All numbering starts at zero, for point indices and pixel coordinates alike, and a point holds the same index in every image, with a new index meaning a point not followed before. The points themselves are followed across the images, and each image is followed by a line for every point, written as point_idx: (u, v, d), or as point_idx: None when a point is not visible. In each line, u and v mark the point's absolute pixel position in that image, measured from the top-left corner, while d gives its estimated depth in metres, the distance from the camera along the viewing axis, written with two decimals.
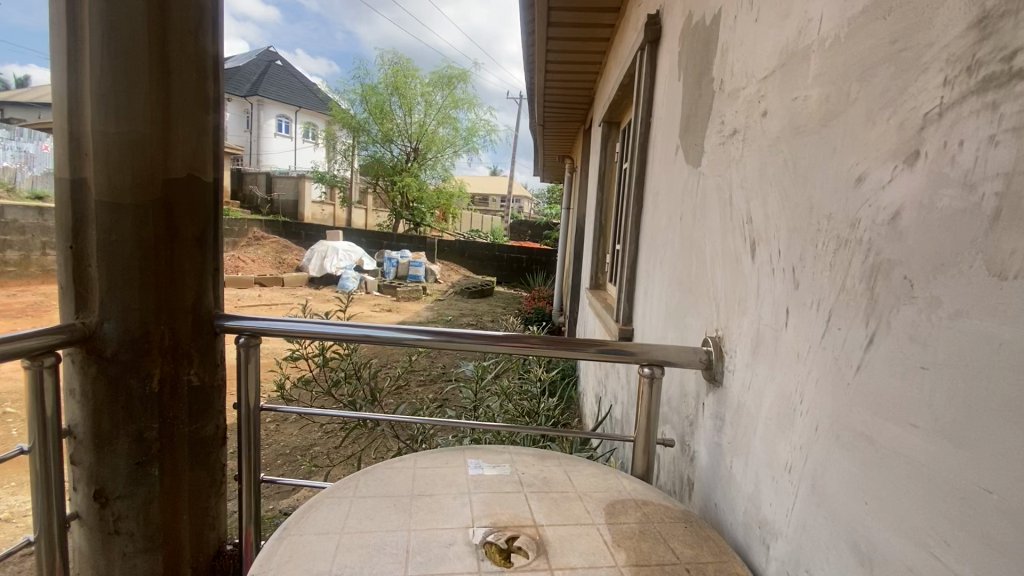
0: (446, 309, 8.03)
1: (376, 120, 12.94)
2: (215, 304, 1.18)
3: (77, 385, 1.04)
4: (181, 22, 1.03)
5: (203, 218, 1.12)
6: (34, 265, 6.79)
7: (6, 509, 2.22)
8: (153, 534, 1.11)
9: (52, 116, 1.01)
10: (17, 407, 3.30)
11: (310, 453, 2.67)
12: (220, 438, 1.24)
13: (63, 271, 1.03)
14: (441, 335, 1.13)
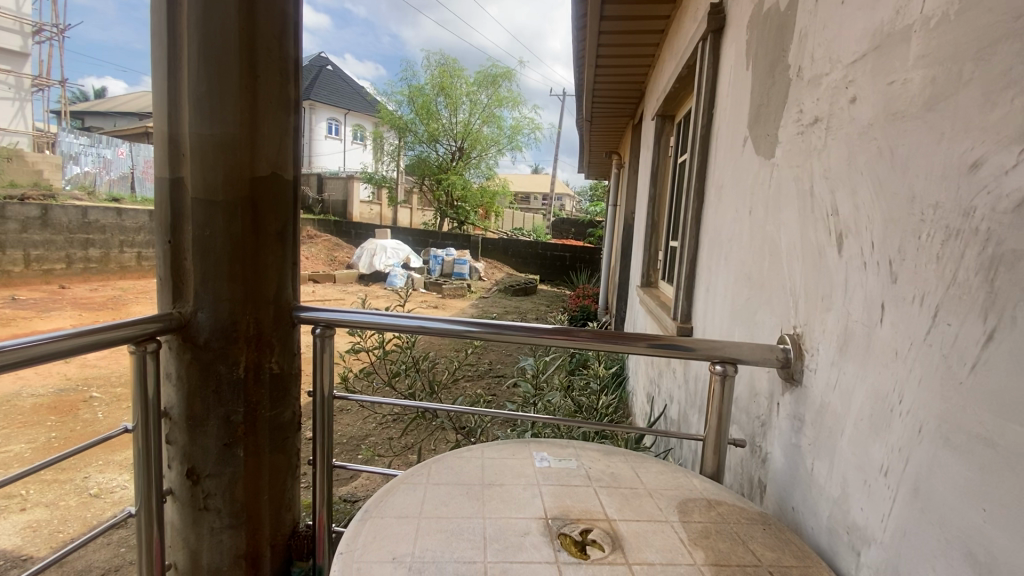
0: (490, 306, 8.10)
1: (422, 121, 13.18)
2: (294, 297, 1.24)
3: (173, 369, 1.12)
4: (267, 27, 1.09)
5: (285, 214, 1.18)
6: (113, 261, 7.33)
7: (95, 486, 2.41)
8: (238, 512, 1.17)
9: (154, 121, 1.09)
10: (102, 391, 3.58)
11: (367, 443, 2.76)
12: (296, 423, 1.30)
13: (162, 265, 1.11)
14: (493, 328, 1.14)
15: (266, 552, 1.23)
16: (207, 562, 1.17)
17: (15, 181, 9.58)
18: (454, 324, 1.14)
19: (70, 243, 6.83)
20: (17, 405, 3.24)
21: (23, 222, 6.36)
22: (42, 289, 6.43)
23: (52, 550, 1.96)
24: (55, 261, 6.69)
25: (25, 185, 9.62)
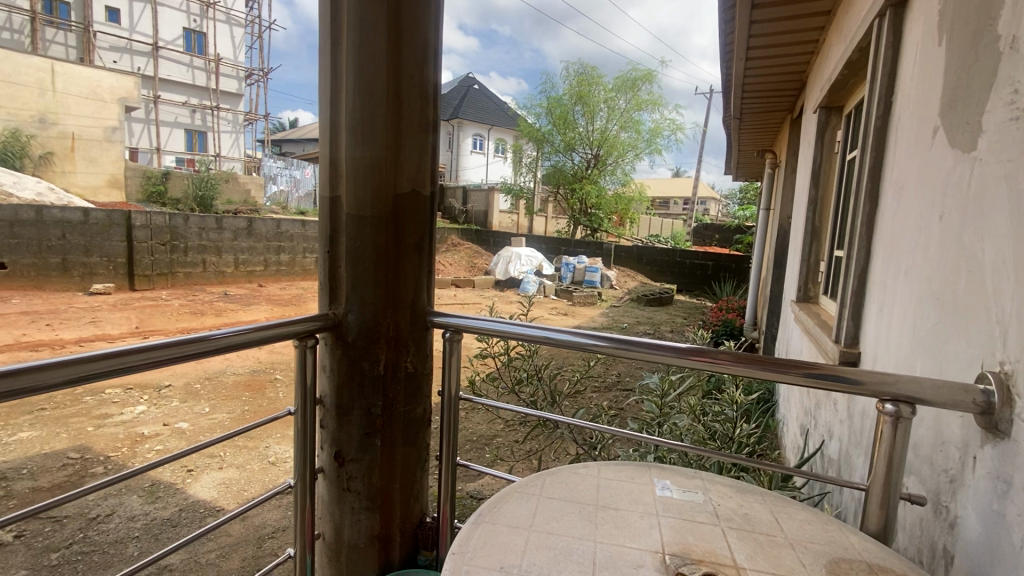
0: (623, 316, 7.89)
1: (559, 130, 13.39)
2: (428, 302, 1.33)
3: (327, 363, 1.28)
4: (411, 56, 1.19)
5: (422, 226, 1.28)
6: (298, 265, 8.69)
7: (274, 455, 2.86)
8: (374, 495, 1.29)
9: (320, 148, 1.26)
10: (284, 374, 4.27)
11: (494, 444, 2.87)
12: (426, 420, 1.40)
13: (323, 271, 1.28)
14: (609, 340, 1.10)
15: (396, 537, 1.34)
16: (348, 537, 1.30)
17: (232, 199, 11.91)
18: (571, 334, 1.12)
19: (267, 249, 8.25)
20: (225, 381, 4.01)
21: (235, 232, 7.82)
22: (246, 286, 7.89)
23: (238, 505, 2.37)
24: (256, 264, 8.15)
25: (239, 202, 11.91)
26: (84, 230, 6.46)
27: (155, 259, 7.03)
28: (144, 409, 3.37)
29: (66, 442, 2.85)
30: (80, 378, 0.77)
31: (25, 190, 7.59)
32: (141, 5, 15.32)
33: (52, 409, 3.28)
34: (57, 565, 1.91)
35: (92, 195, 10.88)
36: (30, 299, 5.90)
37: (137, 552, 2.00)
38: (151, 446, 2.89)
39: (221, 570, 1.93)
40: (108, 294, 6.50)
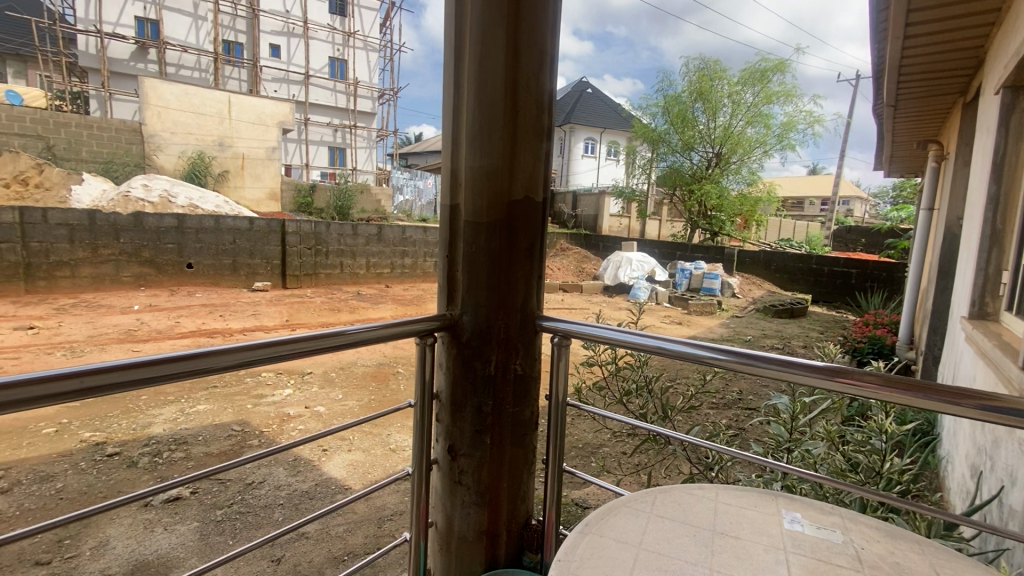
0: (746, 327, 7.29)
1: (677, 130, 12.75)
2: (538, 306, 1.35)
3: (444, 361, 1.35)
4: (528, 66, 1.22)
5: (534, 232, 1.30)
6: (419, 267, 9.34)
7: (395, 443, 3.10)
8: (483, 491, 1.33)
9: (442, 158, 1.34)
10: (406, 368, 4.61)
11: (601, 454, 2.82)
12: (534, 423, 1.41)
13: (441, 274, 1.35)
14: (729, 354, 1.02)
15: (503, 535, 1.37)
16: (459, 529, 1.36)
17: (365, 208, 13.18)
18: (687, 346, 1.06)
19: (393, 253, 8.98)
20: (356, 371, 4.44)
21: (367, 238, 8.61)
22: (375, 287, 8.67)
23: (363, 486, 2.61)
24: (383, 266, 8.91)
25: (371, 211, 13.15)
26: (250, 236, 7.57)
27: (303, 261, 8.02)
28: (291, 392, 3.85)
29: (231, 416, 3.36)
30: (241, 363, 0.90)
31: (209, 203, 9.12)
32: (297, 40, 17.68)
33: (222, 387, 3.89)
34: (221, 520, 2.26)
35: (256, 206, 12.82)
36: (209, 293, 7.06)
37: (281, 518, 2.30)
38: (294, 426, 3.29)
39: (348, 544, 2.13)
40: (266, 292, 7.54)
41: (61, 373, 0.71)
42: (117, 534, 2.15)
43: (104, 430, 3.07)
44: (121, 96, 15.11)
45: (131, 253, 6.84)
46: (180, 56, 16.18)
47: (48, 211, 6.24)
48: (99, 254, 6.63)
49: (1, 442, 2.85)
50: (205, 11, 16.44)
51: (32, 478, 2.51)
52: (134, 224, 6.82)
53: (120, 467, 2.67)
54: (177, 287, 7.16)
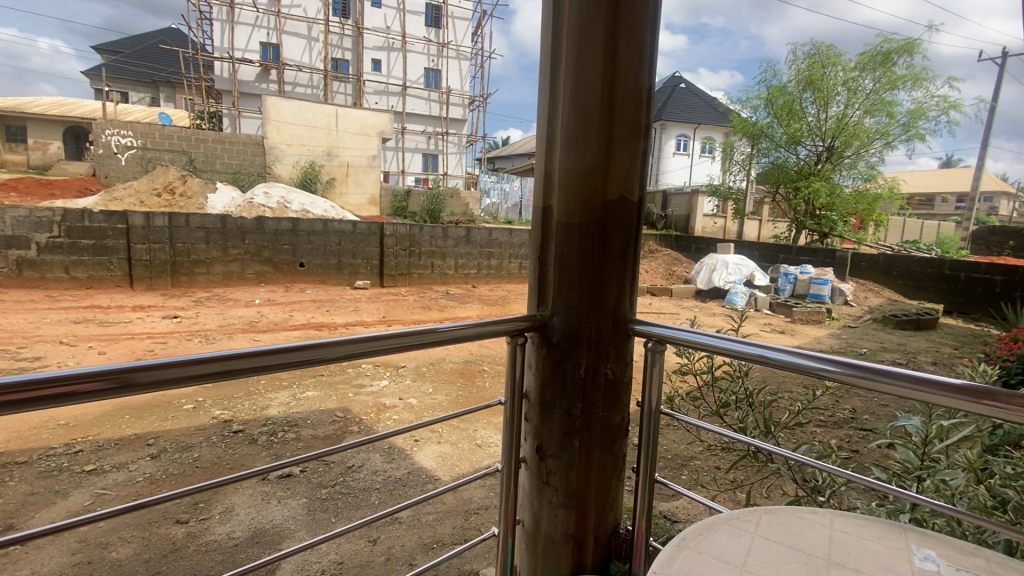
0: (861, 339, 6.56)
1: (781, 123, 11.76)
2: (630, 309, 1.31)
3: (533, 360, 1.35)
4: (626, 64, 1.19)
5: (628, 233, 1.26)
6: (504, 269, 9.52)
7: (482, 439, 3.18)
8: (570, 495, 1.32)
9: (537, 161, 1.34)
10: (492, 367, 4.71)
11: (691, 467, 2.68)
12: (625, 429, 1.37)
13: (533, 275, 1.36)
14: (849, 366, 0.91)
15: (590, 540, 1.35)
16: (546, 529, 1.36)
17: (454, 211, 13.70)
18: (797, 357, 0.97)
19: (480, 254, 9.23)
20: (445, 367, 4.63)
21: (456, 240, 8.92)
22: (463, 287, 8.97)
23: (451, 478, 2.70)
24: (471, 267, 9.20)
25: (460, 214, 13.66)
26: (352, 238, 8.16)
27: (398, 262, 8.51)
28: (387, 383, 4.11)
29: (334, 403, 3.65)
30: (342, 356, 0.97)
31: (318, 208, 10.00)
32: (396, 53, 18.84)
33: (327, 375, 4.24)
34: (326, 499, 2.46)
35: (358, 211, 13.84)
36: (317, 290, 7.72)
37: (377, 502, 2.45)
38: (390, 415, 3.50)
39: (438, 532, 2.22)
40: (365, 290, 8.10)
41: (195, 359, 0.81)
42: (240, 502, 2.42)
43: (231, 409, 3.47)
44: (247, 113, 17.03)
45: (254, 253, 7.67)
46: (296, 75, 17.90)
47: (189, 217, 7.12)
48: (229, 254, 7.50)
49: (153, 414, 3.33)
50: (317, 33, 18.05)
51: (175, 447, 2.90)
52: (257, 227, 7.63)
53: (243, 443, 3.00)
54: (291, 284, 7.91)
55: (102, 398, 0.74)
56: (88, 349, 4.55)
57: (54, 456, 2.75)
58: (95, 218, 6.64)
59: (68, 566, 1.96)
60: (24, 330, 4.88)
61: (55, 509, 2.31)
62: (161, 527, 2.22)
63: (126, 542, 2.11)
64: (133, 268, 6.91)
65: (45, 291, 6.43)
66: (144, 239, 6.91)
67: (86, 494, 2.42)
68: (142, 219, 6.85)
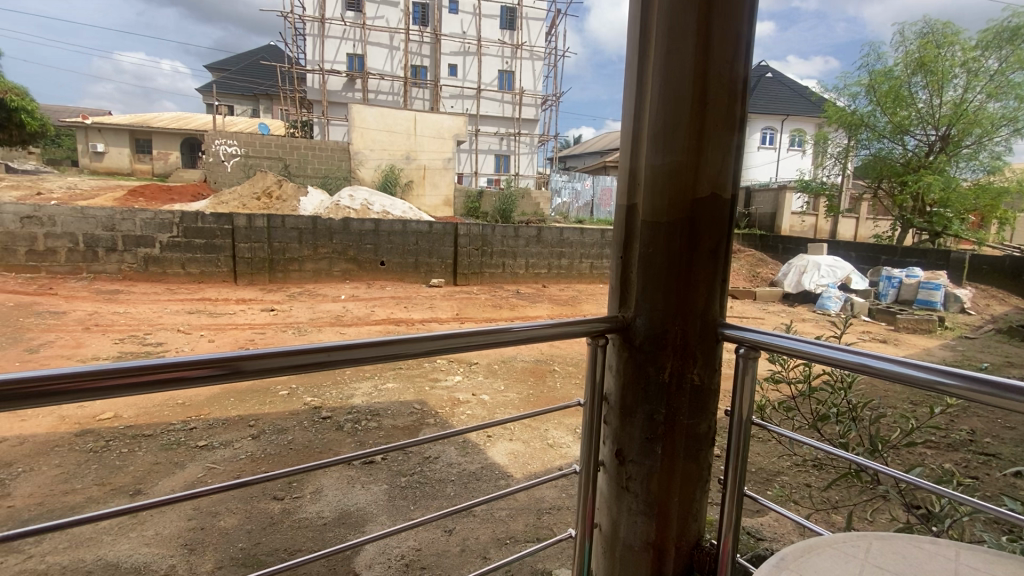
0: (980, 351, 5.80)
1: (886, 111, 10.60)
2: (720, 313, 1.25)
3: (615, 363, 1.32)
4: (721, 54, 1.13)
5: (720, 232, 1.20)
6: (575, 269, 9.44)
7: (553, 439, 3.17)
8: (652, 502, 1.27)
9: (621, 158, 1.31)
10: (562, 367, 4.68)
11: (778, 483, 2.50)
12: (711, 438, 1.31)
13: (615, 276, 1.32)
14: (974, 382, 0.81)
15: (670, 552, 1.29)
16: (625, 536, 1.32)
17: (526, 211, 13.82)
18: (904, 366, 0.88)
19: (551, 254, 9.21)
20: (516, 366, 4.65)
21: (528, 240, 8.96)
22: (533, 286, 9.01)
23: (523, 476, 2.72)
24: (542, 267, 9.20)
25: (531, 214, 13.75)
26: (428, 238, 8.45)
27: (471, 261, 8.71)
28: (460, 379, 4.22)
29: (412, 396, 3.80)
30: (424, 351, 1.02)
31: (397, 210, 10.49)
32: (471, 57, 19.32)
33: (406, 368, 4.43)
34: (405, 487, 2.57)
35: (433, 212, 14.38)
36: (396, 288, 8.10)
37: (453, 493, 2.52)
38: (463, 410, 3.60)
39: (511, 528, 2.25)
40: (440, 287, 8.37)
41: (293, 351, 0.88)
42: (328, 484, 2.59)
43: (320, 396, 3.72)
44: (335, 121, 18.20)
45: (340, 252, 8.17)
46: (378, 83, 18.87)
47: (284, 218, 7.72)
48: (318, 252, 8.04)
49: (253, 398, 3.64)
50: (398, 42, 18.93)
51: (272, 429, 3.17)
52: (343, 228, 8.12)
53: (331, 429, 3.21)
54: (372, 281, 8.35)
55: (211, 383, 0.82)
56: (200, 337, 5.08)
57: (173, 431, 3.10)
58: (207, 220, 7.39)
59: (184, 531, 2.19)
60: (148, 319, 5.54)
61: (174, 478, 2.60)
62: (260, 502, 2.43)
63: (231, 512, 2.33)
64: (237, 265, 7.61)
65: (166, 284, 7.26)
66: (246, 239, 7.59)
67: (199, 467, 2.71)
68: (245, 220, 7.54)
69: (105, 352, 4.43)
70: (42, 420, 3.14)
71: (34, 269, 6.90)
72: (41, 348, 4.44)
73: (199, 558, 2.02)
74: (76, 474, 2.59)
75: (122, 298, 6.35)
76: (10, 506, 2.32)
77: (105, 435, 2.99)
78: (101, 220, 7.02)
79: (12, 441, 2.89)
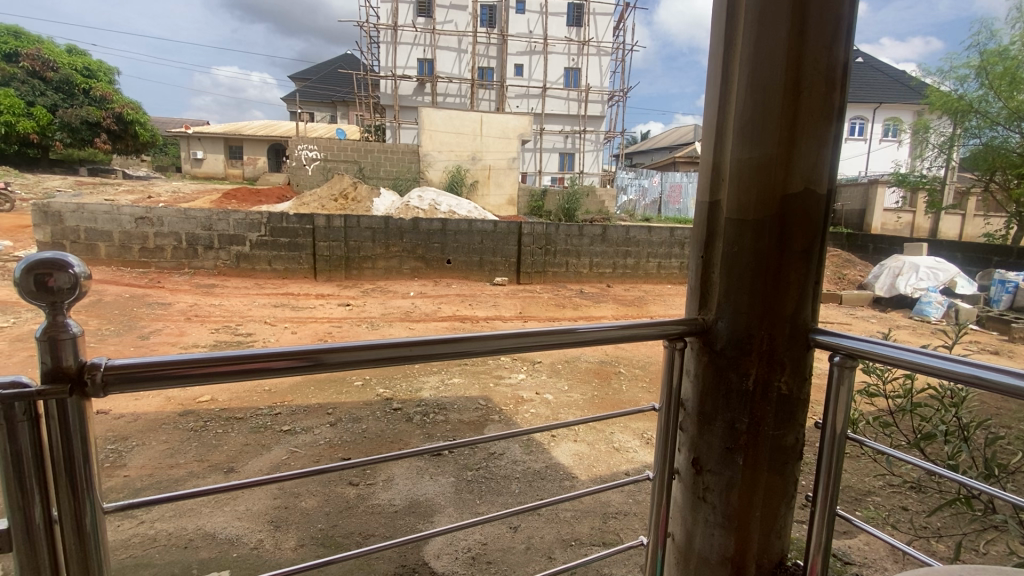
0: None
1: (999, 96, 9.21)
2: (811, 318, 1.16)
3: (692, 368, 1.26)
4: (819, 39, 1.06)
5: (814, 230, 1.12)
6: (641, 268, 9.18)
7: (618, 443, 3.10)
8: (731, 515, 1.21)
9: (703, 154, 1.26)
10: (628, 369, 4.56)
11: (867, 504, 2.31)
12: (799, 452, 1.22)
13: (694, 276, 1.26)
14: None
15: (751, 568, 1.22)
16: (700, 549, 1.26)
17: (590, 210, 13.65)
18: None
19: (617, 253, 9.02)
20: (580, 365, 4.59)
21: (592, 238, 8.83)
22: (597, 286, 8.86)
23: (589, 479, 2.69)
24: (606, 266, 9.03)
25: (595, 212, 13.56)
26: (493, 237, 8.55)
27: (535, 259, 8.72)
28: (524, 377, 4.24)
29: (477, 391, 3.87)
30: (496, 350, 1.03)
31: (462, 209, 10.73)
32: (538, 56, 19.36)
33: (471, 364, 4.50)
34: (471, 480, 2.62)
35: (497, 211, 14.56)
36: (461, 286, 8.27)
37: (518, 491, 2.54)
38: (527, 408, 3.60)
39: (575, 531, 2.23)
40: (503, 286, 8.44)
41: (370, 345, 0.92)
42: (398, 473, 2.69)
43: (391, 388, 3.88)
44: (406, 124, 18.89)
45: (409, 251, 8.46)
46: (446, 86, 19.37)
47: (359, 219, 8.12)
48: (390, 250, 8.37)
49: (330, 387, 3.87)
50: (466, 44, 19.32)
51: (348, 417, 3.35)
52: (413, 227, 8.39)
53: (401, 420, 3.34)
54: (439, 279, 8.58)
55: (295, 372, 0.87)
56: (284, 329, 5.45)
57: (261, 415, 3.35)
58: (290, 220, 7.92)
59: (271, 508, 2.36)
60: (239, 312, 6.02)
61: (262, 459, 2.81)
62: (337, 486, 2.56)
63: (311, 494, 2.48)
64: (316, 262, 8.11)
65: (254, 279, 7.86)
66: (325, 238, 8.06)
67: (283, 450, 2.91)
68: (324, 220, 8.01)
69: (203, 341, 4.87)
70: (151, 399, 3.50)
71: (145, 265, 7.72)
72: (150, 335, 4.96)
73: (284, 535, 2.17)
74: (179, 450, 2.88)
75: (217, 291, 6.95)
76: (127, 475, 2.62)
77: (204, 416, 3.30)
78: (201, 221, 7.71)
79: (128, 417, 3.25)
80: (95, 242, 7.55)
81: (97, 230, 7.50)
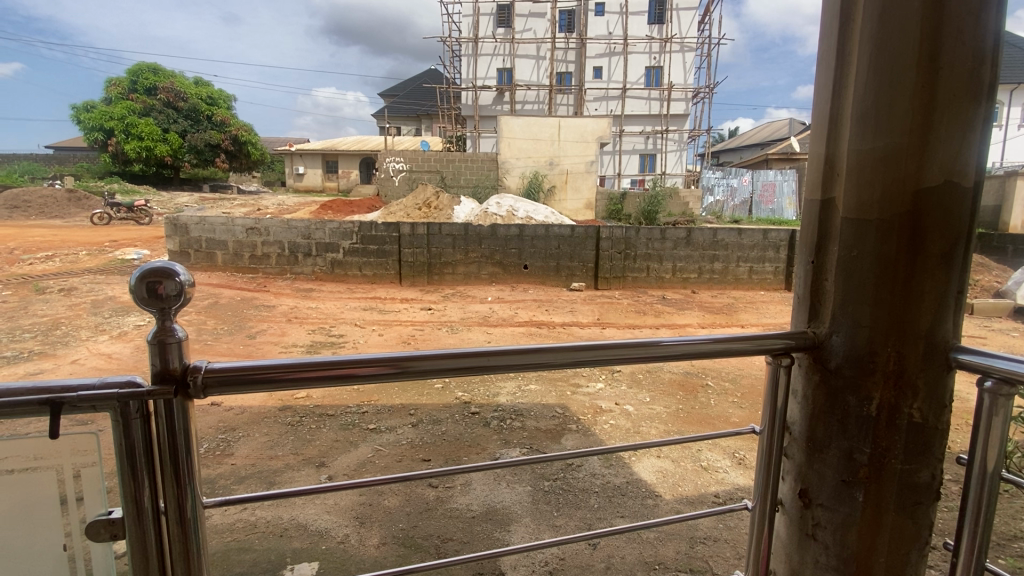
0: None
1: None
2: (952, 333, 0.99)
3: (800, 388, 1.12)
4: (961, 8, 0.90)
5: (956, 231, 0.95)
6: (730, 274, 8.60)
7: (707, 461, 2.91)
8: (848, 559, 1.05)
9: (813, 146, 1.12)
10: (716, 381, 4.27)
11: (1017, 552, 1.95)
12: (935, 490, 1.04)
13: (801, 284, 1.13)
14: None
15: None
16: None
17: (672, 212, 13.17)
18: None
19: (702, 257, 8.54)
20: (662, 375, 4.38)
21: (676, 242, 8.46)
22: (681, 292, 8.43)
23: (673, 498, 2.53)
24: (691, 271, 8.58)
25: (678, 215, 13.05)
26: (570, 242, 8.44)
27: (614, 265, 8.47)
28: (603, 386, 4.11)
29: (555, 399, 3.81)
30: (577, 361, 0.97)
31: (539, 214, 10.80)
32: (617, 57, 19.09)
33: (550, 371, 4.44)
34: (549, 491, 2.56)
35: (575, 216, 14.57)
36: (537, 291, 8.26)
37: (597, 505, 2.44)
38: (606, 419, 3.48)
39: (658, 553, 2.09)
40: (581, 292, 8.31)
41: (454, 354, 0.91)
42: (476, 478, 2.69)
43: (470, 392, 3.92)
44: (486, 133, 19.37)
45: (488, 256, 8.56)
46: (525, 94, 19.50)
47: (441, 226, 8.36)
48: (469, 256, 8.54)
49: (412, 389, 3.99)
50: (545, 51, 19.46)
51: (428, 419, 3.43)
52: (491, 233, 8.47)
53: (479, 424, 3.37)
54: (516, 284, 8.61)
55: (382, 380, 0.87)
56: (371, 331, 5.75)
57: (350, 412, 3.54)
58: (379, 228, 8.33)
59: (356, 504, 2.47)
60: (333, 314, 6.44)
61: (350, 455, 2.96)
62: (417, 487, 2.62)
63: (393, 493, 2.55)
64: (401, 268, 8.48)
65: (346, 284, 8.40)
66: (410, 245, 8.41)
67: (369, 447, 3.04)
68: (409, 228, 8.35)
69: (301, 341, 5.26)
70: (256, 395, 3.81)
71: (254, 271, 8.52)
72: (256, 335, 5.44)
73: (368, 531, 2.25)
74: (278, 443, 3.10)
75: (314, 295, 7.50)
76: (234, 463, 2.86)
77: (300, 412, 3.54)
78: (301, 230, 8.37)
79: (237, 409, 3.57)
80: (213, 251, 8.46)
81: (215, 240, 8.42)
